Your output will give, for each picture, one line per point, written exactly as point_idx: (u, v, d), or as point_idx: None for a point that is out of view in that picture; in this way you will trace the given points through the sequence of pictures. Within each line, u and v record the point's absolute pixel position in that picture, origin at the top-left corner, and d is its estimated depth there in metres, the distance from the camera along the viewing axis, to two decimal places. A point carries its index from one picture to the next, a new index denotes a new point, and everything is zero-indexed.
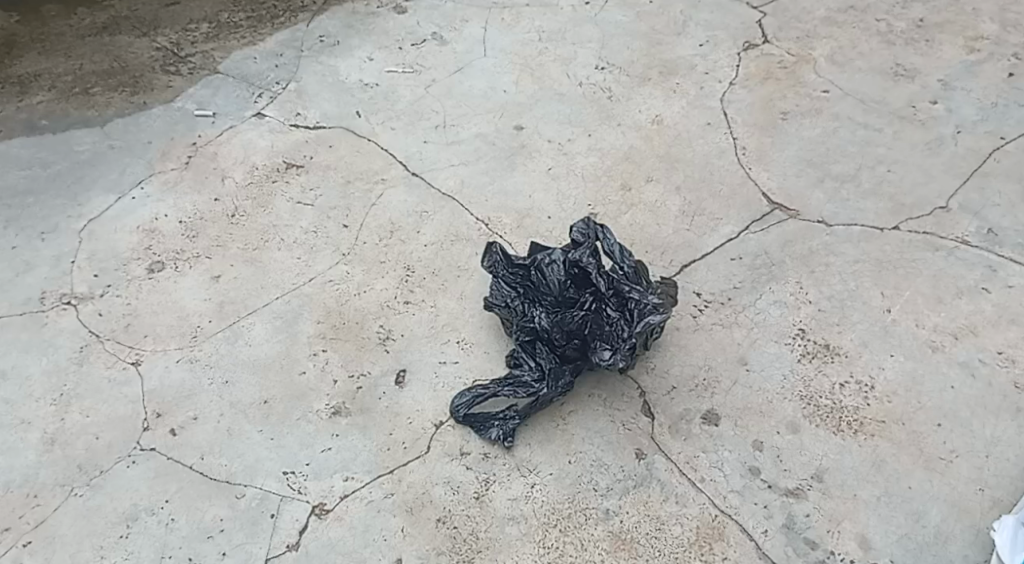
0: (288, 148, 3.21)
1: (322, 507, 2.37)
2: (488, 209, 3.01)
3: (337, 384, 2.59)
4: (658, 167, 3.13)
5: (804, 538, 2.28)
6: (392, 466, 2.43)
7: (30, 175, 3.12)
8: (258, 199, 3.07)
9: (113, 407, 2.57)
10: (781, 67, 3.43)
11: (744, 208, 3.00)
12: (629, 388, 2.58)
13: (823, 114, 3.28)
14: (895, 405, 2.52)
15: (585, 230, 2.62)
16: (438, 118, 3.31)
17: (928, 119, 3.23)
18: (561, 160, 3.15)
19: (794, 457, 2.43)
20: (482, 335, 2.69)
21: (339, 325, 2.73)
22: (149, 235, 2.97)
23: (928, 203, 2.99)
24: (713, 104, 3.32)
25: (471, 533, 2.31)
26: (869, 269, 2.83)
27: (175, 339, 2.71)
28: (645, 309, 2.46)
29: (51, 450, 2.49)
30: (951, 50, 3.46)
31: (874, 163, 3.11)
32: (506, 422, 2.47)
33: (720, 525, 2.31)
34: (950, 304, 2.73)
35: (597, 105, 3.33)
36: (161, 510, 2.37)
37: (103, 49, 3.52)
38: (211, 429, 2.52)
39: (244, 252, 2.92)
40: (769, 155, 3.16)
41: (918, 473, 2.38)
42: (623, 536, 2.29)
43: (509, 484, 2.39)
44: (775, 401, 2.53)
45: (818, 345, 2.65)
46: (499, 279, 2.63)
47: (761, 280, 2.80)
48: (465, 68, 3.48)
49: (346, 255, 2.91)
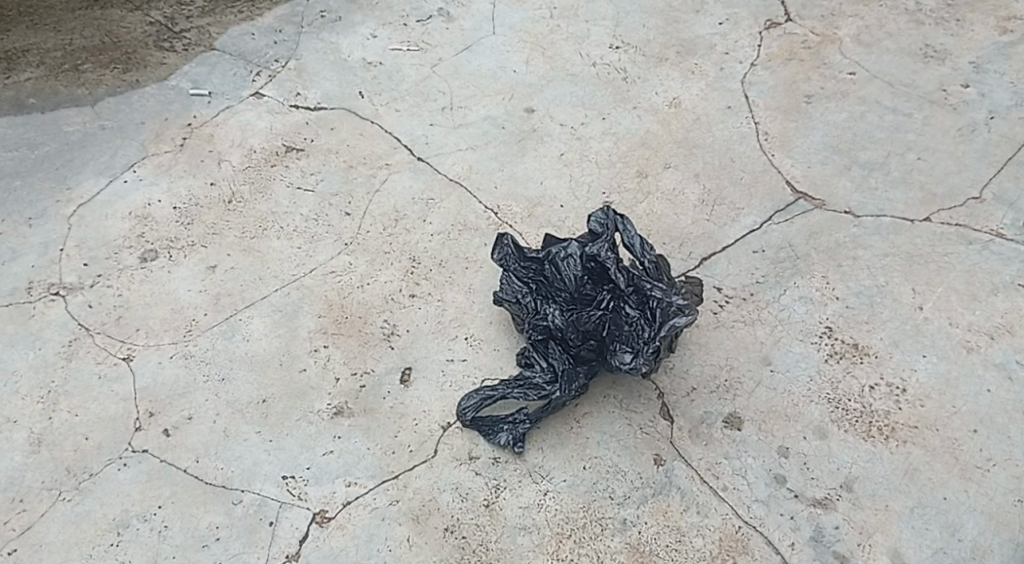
0: (288, 130, 3.06)
1: (323, 515, 2.24)
2: (496, 197, 2.87)
3: (339, 383, 2.46)
4: (676, 153, 2.98)
5: (833, 551, 2.16)
6: (398, 471, 2.31)
7: (16, 157, 2.97)
8: (257, 184, 2.92)
9: (103, 406, 2.44)
10: (804, 47, 3.27)
11: (768, 197, 2.86)
12: (647, 389, 2.45)
13: (849, 98, 3.12)
14: (928, 409, 2.39)
15: (604, 220, 2.47)
16: (445, 99, 3.15)
17: (960, 103, 3.08)
18: (574, 145, 3.00)
19: (821, 465, 2.30)
20: (491, 331, 2.56)
21: (341, 319, 2.59)
22: (141, 221, 2.83)
23: (961, 193, 2.84)
24: (734, 87, 3.16)
25: (481, 544, 2.19)
26: (899, 263, 2.69)
27: (168, 334, 2.57)
28: (668, 310, 2.31)
29: (37, 452, 2.36)
30: (983, 30, 3.30)
31: (904, 150, 2.96)
32: (516, 427, 2.34)
33: (744, 536, 2.19)
34: (985, 301, 2.59)
35: (613, 86, 3.17)
36: (153, 517, 2.25)
37: (94, 23, 3.34)
38: (206, 431, 2.39)
39: (241, 241, 2.78)
40: (793, 141, 3.01)
41: (954, 483, 2.26)
42: (641, 548, 2.17)
43: (521, 491, 2.27)
44: (800, 405, 2.40)
45: (845, 344, 2.52)
46: (510, 273, 2.48)
47: (784, 274, 2.66)
48: (473, 47, 3.31)
49: (350, 245, 2.77)
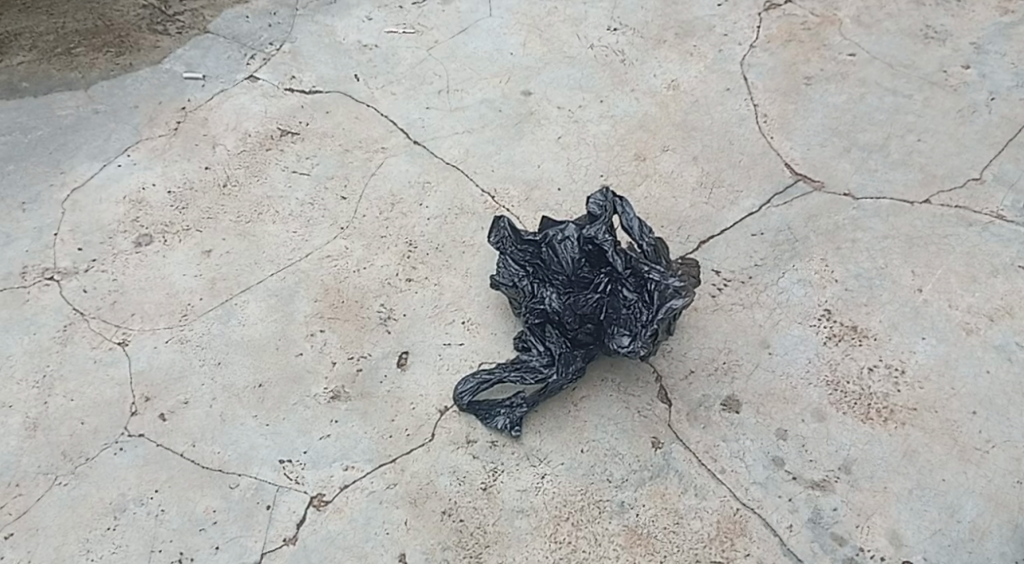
0: (283, 113, 3.04)
1: (320, 499, 2.24)
2: (493, 180, 2.85)
3: (336, 368, 2.45)
4: (674, 136, 2.96)
5: (831, 533, 2.16)
6: (395, 455, 2.30)
7: (9, 141, 2.94)
8: (252, 168, 2.90)
9: (99, 390, 2.43)
10: (804, 29, 3.24)
11: (767, 180, 2.84)
12: (645, 372, 2.44)
13: (849, 79, 3.09)
14: (927, 392, 2.38)
15: (603, 202, 2.45)
16: (441, 82, 3.12)
17: (960, 85, 3.05)
18: (571, 128, 2.98)
19: (819, 447, 2.29)
20: (488, 316, 2.54)
21: (337, 303, 2.58)
22: (136, 206, 2.81)
23: (960, 175, 2.82)
24: (732, 68, 3.13)
25: (478, 527, 2.18)
26: (899, 246, 2.67)
27: (163, 318, 2.56)
28: (666, 292, 2.31)
29: (33, 437, 2.35)
30: (984, 11, 3.27)
31: (904, 132, 2.94)
32: (513, 411, 2.33)
33: (742, 519, 2.19)
34: (985, 283, 2.58)
35: (610, 68, 3.15)
36: (150, 501, 2.24)
37: (86, 6, 3.31)
38: (202, 415, 2.38)
39: (236, 226, 2.76)
40: (792, 124, 2.98)
41: (952, 465, 2.25)
42: (639, 531, 2.17)
43: (518, 474, 2.26)
44: (799, 387, 2.39)
45: (844, 327, 2.50)
46: (507, 256, 2.46)
47: (783, 258, 2.65)
48: (469, 29, 3.28)
49: (345, 229, 2.75)
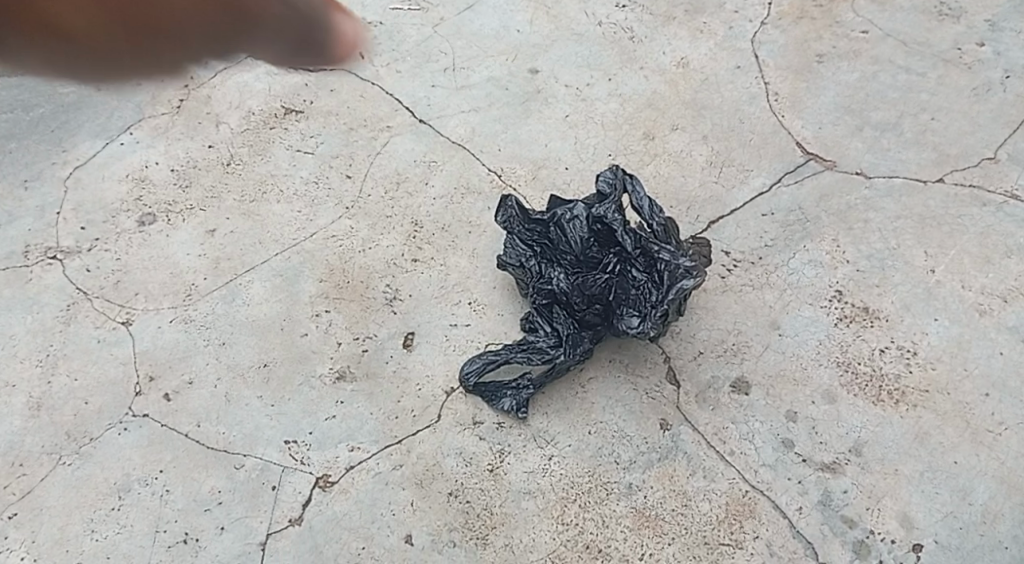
0: (287, 91, 3.00)
1: (325, 480, 2.22)
2: (499, 159, 2.81)
3: (341, 348, 2.43)
4: (683, 114, 2.92)
5: (841, 516, 2.14)
6: (401, 436, 2.28)
7: (11, 119, 2.91)
8: (256, 146, 2.87)
9: (102, 370, 2.41)
10: (816, 5, 3.19)
11: (777, 158, 2.80)
12: (653, 353, 2.41)
13: (862, 57, 3.04)
14: (939, 373, 2.35)
15: (612, 181, 2.42)
16: (446, 60, 3.08)
17: (974, 62, 3.00)
18: (579, 107, 2.94)
19: (830, 429, 2.27)
20: (495, 296, 2.51)
21: (342, 283, 2.55)
22: (139, 184, 2.78)
23: (974, 154, 2.78)
24: (743, 46, 3.08)
25: (485, 508, 2.16)
26: (911, 226, 2.63)
27: (167, 298, 2.54)
28: (676, 272, 2.26)
29: (36, 416, 2.33)
30: None
31: (917, 111, 2.89)
32: (520, 392, 2.30)
33: (751, 500, 2.17)
34: (998, 263, 2.54)
35: (619, 46, 3.10)
36: (155, 481, 2.23)
37: None
38: (207, 395, 2.36)
39: (240, 205, 2.73)
40: (803, 102, 2.94)
41: (964, 447, 2.23)
42: (647, 512, 2.15)
43: (525, 455, 2.24)
44: (809, 369, 2.36)
45: (855, 308, 2.47)
46: (514, 236, 2.44)
47: (794, 238, 2.61)
48: (475, 6, 3.23)
49: (350, 208, 2.72)
